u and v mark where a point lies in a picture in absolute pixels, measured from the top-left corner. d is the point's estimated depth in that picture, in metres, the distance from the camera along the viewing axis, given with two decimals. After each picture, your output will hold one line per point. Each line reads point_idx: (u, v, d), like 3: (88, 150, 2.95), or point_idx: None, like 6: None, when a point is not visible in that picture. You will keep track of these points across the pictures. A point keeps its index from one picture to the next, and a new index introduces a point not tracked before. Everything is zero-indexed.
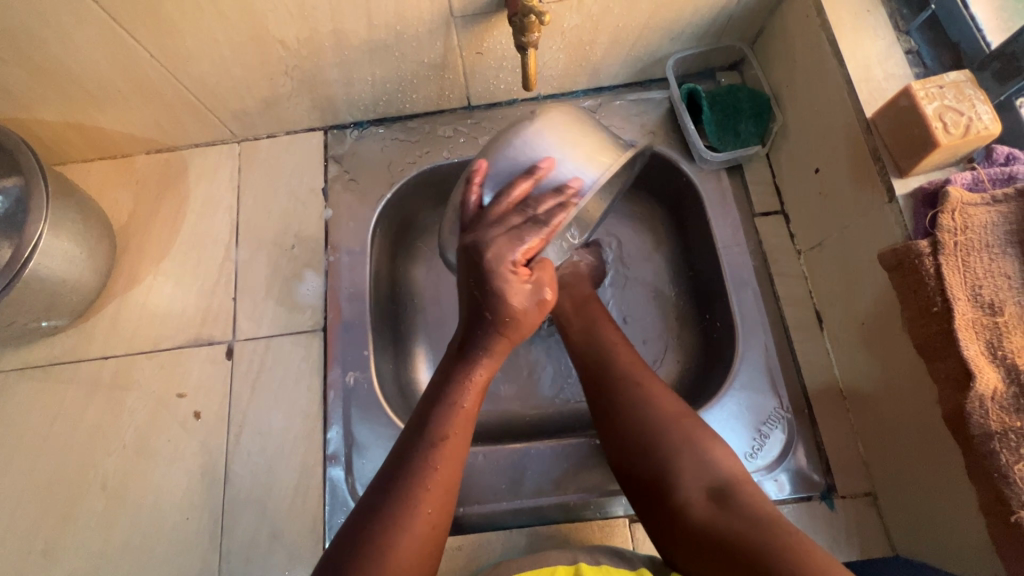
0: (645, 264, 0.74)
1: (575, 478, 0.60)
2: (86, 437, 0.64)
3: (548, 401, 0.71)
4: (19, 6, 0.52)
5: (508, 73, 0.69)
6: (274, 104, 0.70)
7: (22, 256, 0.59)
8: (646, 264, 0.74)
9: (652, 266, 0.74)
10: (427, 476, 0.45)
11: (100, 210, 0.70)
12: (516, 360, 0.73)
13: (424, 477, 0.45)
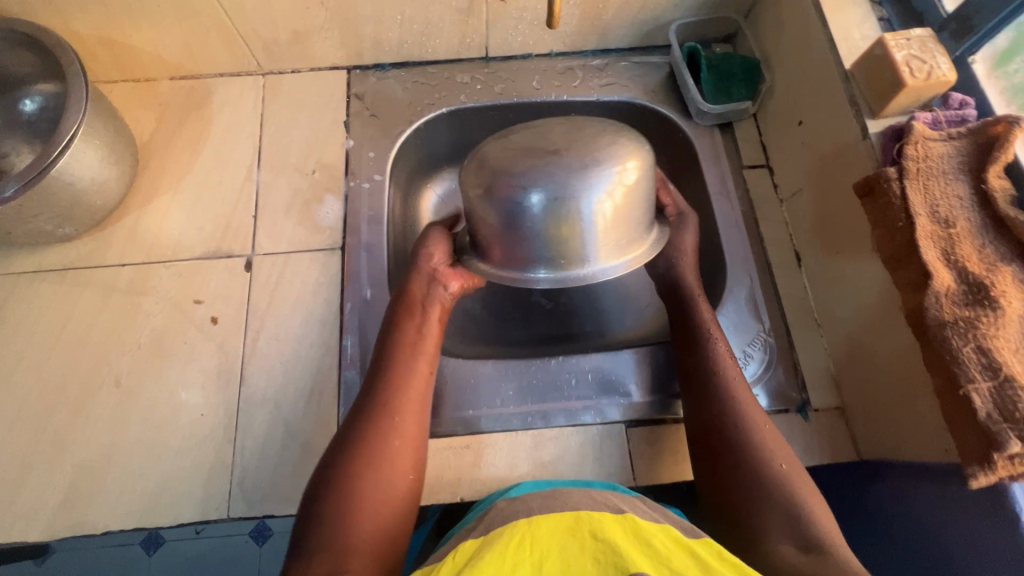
0: None
1: (580, 386, 0.65)
2: (100, 337, 0.65)
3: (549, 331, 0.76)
4: None
5: (527, 25, 0.76)
6: (305, 36, 0.74)
7: (55, 150, 0.60)
8: None
9: None
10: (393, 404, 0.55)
11: (126, 124, 0.72)
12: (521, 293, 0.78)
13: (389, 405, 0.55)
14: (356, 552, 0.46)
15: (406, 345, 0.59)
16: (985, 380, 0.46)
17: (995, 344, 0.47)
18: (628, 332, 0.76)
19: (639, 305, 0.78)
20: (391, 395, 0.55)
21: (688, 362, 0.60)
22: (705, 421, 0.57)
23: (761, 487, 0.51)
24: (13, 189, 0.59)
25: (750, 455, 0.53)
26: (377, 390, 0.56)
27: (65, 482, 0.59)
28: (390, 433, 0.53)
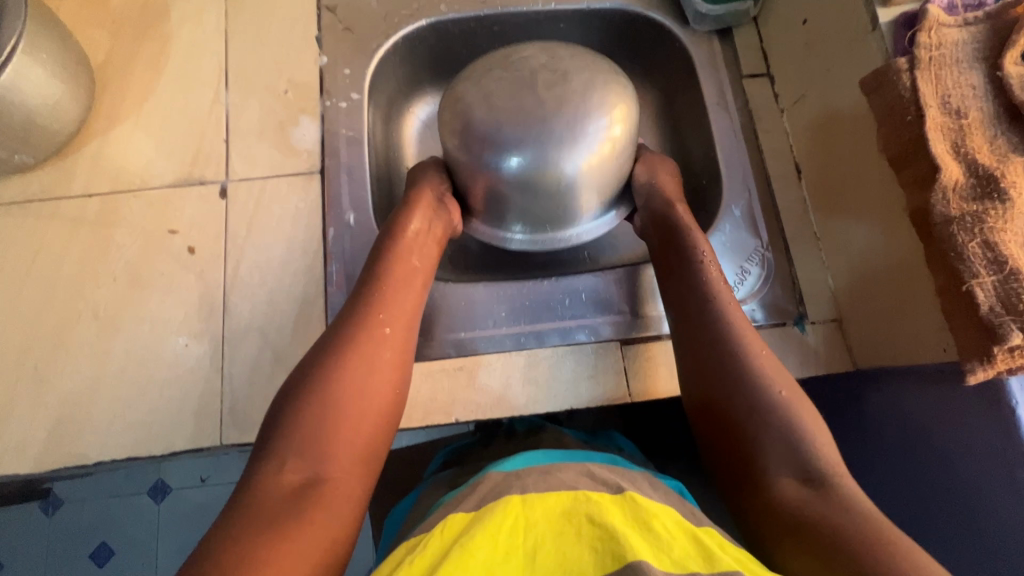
0: None
1: (574, 306, 0.64)
2: (74, 270, 0.63)
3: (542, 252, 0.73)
4: None
5: None
6: None
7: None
8: None
9: None
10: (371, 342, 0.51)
11: (77, 41, 0.66)
12: None
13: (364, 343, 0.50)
14: (338, 482, 0.44)
15: (388, 280, 0.54)
16: (989, 275, 0.45)
17: (1001, 237, 0.45)
18: (623, 252, 0.73)
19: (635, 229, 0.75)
20: (370, 317, 0.52)
21: (678, 281, 0.57)
22: (703, 343, 0.53)
23: (755, 406, 0.49)
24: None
25: (742, 369, 0.51)
26: (359, 308, 0.53)
27: (51, 416, 0.58)
28: (372, 364, 0.50)
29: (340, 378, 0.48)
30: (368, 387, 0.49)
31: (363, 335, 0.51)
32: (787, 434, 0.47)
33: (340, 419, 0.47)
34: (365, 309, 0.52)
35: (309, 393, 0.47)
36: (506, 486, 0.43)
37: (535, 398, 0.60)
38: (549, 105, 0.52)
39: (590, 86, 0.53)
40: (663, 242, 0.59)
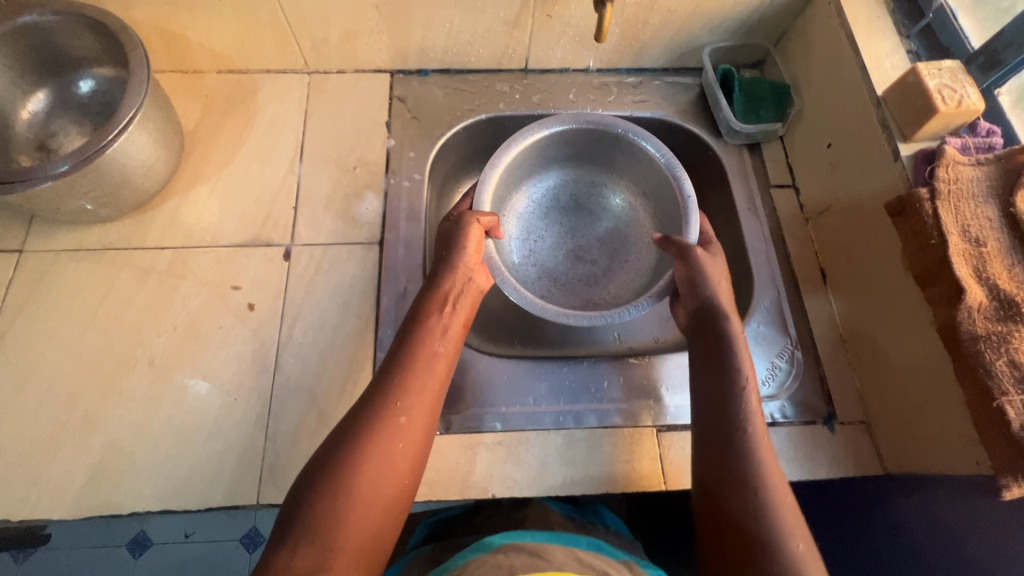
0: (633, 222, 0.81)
1: (611, 390, 0.66)
2: (137, 318, 0.66)
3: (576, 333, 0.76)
4: None
5: (568, 41, 0.79)
6: (355, 39, 0.76)
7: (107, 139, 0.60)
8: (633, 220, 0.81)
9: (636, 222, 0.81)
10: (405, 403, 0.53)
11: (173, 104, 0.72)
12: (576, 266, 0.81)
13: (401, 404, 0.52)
14: (342, 552, 0.45)
15: (424, 349, 0.57)
16: (1018, 393, 0.48)
17: None
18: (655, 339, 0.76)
19: (664, 316, 0.78)
20: (388, 398, 0.53)
21: (705, 373, 0.58)
22: (719, 430, 0.53)
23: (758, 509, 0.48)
24: (66, 166, 0.59)
25: (754, 468, 0.50)
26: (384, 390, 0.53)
27: (93, 461, 0.59)
28: (388, 427, 0.51)
29: (356, 465, 0.48)
30: (384, 469, 0.49)
31: (380, 419, 0.51)
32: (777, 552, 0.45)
33: (343, 502, 0.46)
34: (386, 391, 0.53)
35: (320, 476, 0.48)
36: (496, 565, 0.45)
37: (572, 479, 0.61)
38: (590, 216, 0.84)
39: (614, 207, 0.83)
40: (699, 329, 0.61)
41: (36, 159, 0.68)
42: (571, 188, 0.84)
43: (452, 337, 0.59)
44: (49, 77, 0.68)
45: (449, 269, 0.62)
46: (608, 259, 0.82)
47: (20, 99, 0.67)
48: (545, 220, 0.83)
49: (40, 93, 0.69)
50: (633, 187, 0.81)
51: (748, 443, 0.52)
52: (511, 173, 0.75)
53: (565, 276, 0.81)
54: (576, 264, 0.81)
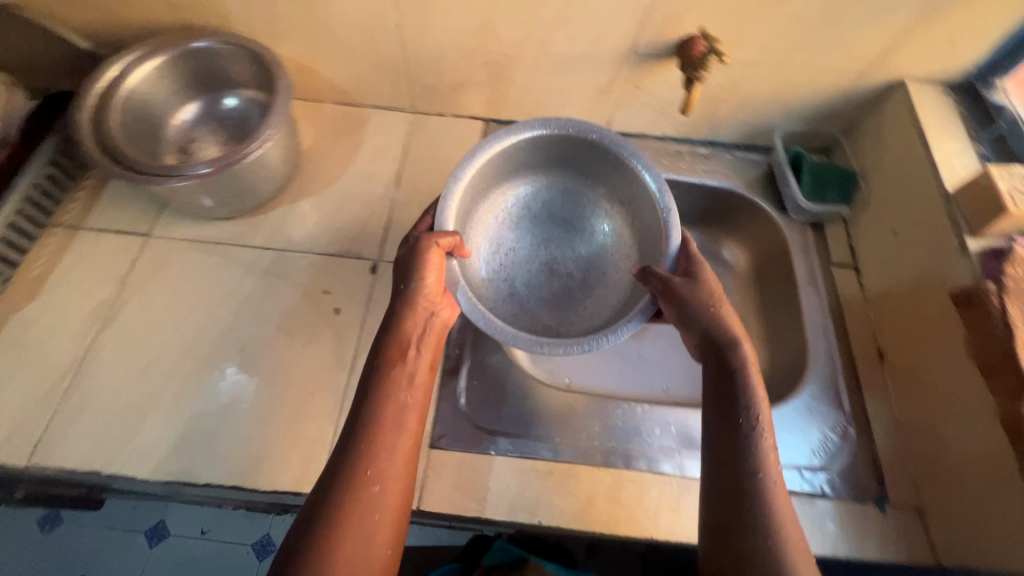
0: None
1: (663, 437, 0.68)
2: (237, 307, 0.73)
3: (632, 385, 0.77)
4: None
5: (650, 110, 0.87)
6: (460, 88, 0.86)
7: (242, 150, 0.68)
8: None
9: None
10: (375, 468, 0.50)
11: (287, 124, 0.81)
12: (546, 282, 0.77)
13: (372, 466, 0.50)
14: None
15: (394, 410, 0.54)
16: None
17: None
18: None
19: None
20: (355, 468, 0.50)
21: (716, 432, 0.54)
22: (729, 502, 0.50)
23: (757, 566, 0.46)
24: (205, 169, 0.66)
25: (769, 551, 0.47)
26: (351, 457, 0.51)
27: (178, 431, 0.64)
28: (364, 501, 0.49)
29: (337, 552, 0.46)
30: (368, 544, 0.47)
31: (352, 495, 0.49)
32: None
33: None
34: (351, 459, 0.51)
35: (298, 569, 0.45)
36: None
37: (618, 519, 0.62)
38: (569, 231, 0.80)
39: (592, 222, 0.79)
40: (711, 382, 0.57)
41: (176, 158, 0.79)
42: (547, 199, 0.80)
43: (418, 386, 0.56)
44: (205, 92, 0.81)
45: (411, 306, 0.59)
46: (585, 277, 0.77)
47: (177, 107, 0.79)
48: (517, 238, 0.79)
49: (194, 104, 0.81)
50: (613, 199, 0.77)
51: (754, 511, 0.49)
52: (484, 177, 0.73)
53: (537, 292, 0.76)
54: (550, 279, 0.77)
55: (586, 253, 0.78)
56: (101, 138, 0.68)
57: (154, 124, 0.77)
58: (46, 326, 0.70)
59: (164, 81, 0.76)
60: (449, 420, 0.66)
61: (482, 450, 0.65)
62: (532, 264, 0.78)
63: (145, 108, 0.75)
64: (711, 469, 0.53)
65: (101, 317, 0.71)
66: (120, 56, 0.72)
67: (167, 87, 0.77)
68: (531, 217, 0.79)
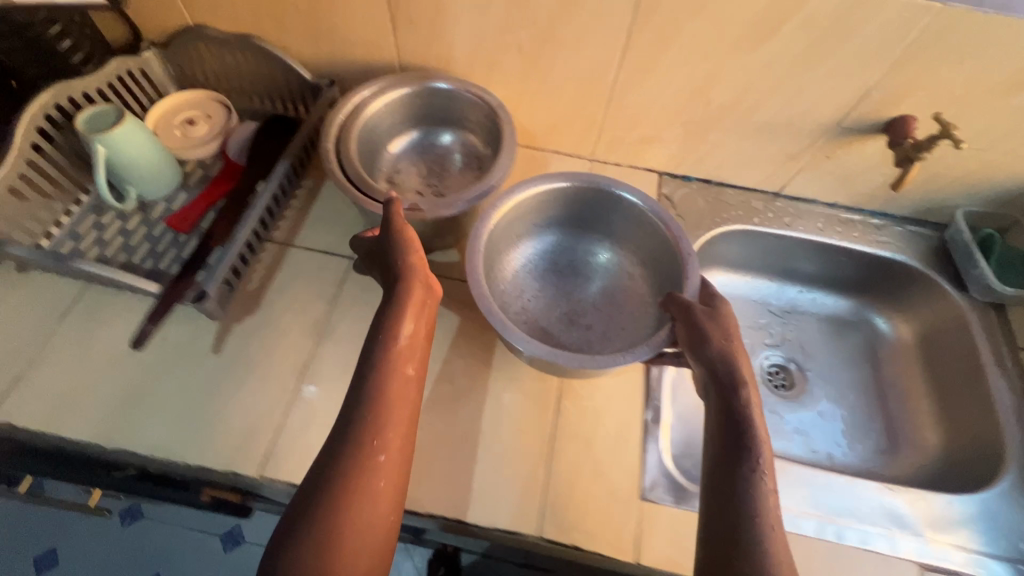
0: (823, 352, 0.96)
1: (868, 511, 0.68)
2: (443, 338, 0.76)
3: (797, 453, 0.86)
4: (570, 33, 0.74)
5: (831, 179, 0.89)
6: (648, 143, 0.89)
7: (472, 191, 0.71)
8: (824, 352, 0.96)
9: (829, 354, 0.96)
10: (381, 432, 0.52)
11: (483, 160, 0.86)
12: (569, 320, 0.81)
13: (378, 433, 0.52)
14: None
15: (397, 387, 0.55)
16: None
17: None
18: (875, 471, 0.84)
19: (878, 448, 0.87)
20: (368, 434, 0.51)
21: (716, 479, 0.55)
22: (726, 534, 0.50)
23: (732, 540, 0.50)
24: (417, 207, 0.71)
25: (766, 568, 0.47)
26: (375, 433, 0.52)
27: None
28: (375, 468, 0.50)
29: (330, 515, 0.47)
30: (377, 506, 0.49)
31: (357, 460, 0.50)
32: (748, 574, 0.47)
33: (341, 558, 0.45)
34: (358, 425, 0.52)
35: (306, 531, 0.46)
36: None
37: None
38: (569, 269, 0.87)
39: (613, 270, 0.86)
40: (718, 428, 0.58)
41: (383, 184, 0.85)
42: (557, 242, 0.88)
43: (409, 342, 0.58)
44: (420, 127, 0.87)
45: (408, 281, 0.61)
46: (603, 316, 0.82)
47: (393, 137, 0.86)
48: (529, 269, 0.86)
49: (408, 135, 0.88)
50: (632, 250, 0.84)
51: (752, 545, 0.49)
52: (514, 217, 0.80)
53: (553, 327, 0.81)
54: (575, 320, 0.82)
55: (609, 296, 0.84)
56: (340, 158, 0.73)
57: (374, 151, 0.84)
58: (267, 338, 0.73)
59: (391, 113, 0.83)
60: (658, 473, 0.67)
61: (692, 507, 0.66)
62: (538, 295, 0.84)
63: (373, 135, 0.82)
64: (709, 508, 0.53)
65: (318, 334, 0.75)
66: (365, 87, 0.79)
67: (392, 119, 0.84)
68: (539, 257, 0.87)
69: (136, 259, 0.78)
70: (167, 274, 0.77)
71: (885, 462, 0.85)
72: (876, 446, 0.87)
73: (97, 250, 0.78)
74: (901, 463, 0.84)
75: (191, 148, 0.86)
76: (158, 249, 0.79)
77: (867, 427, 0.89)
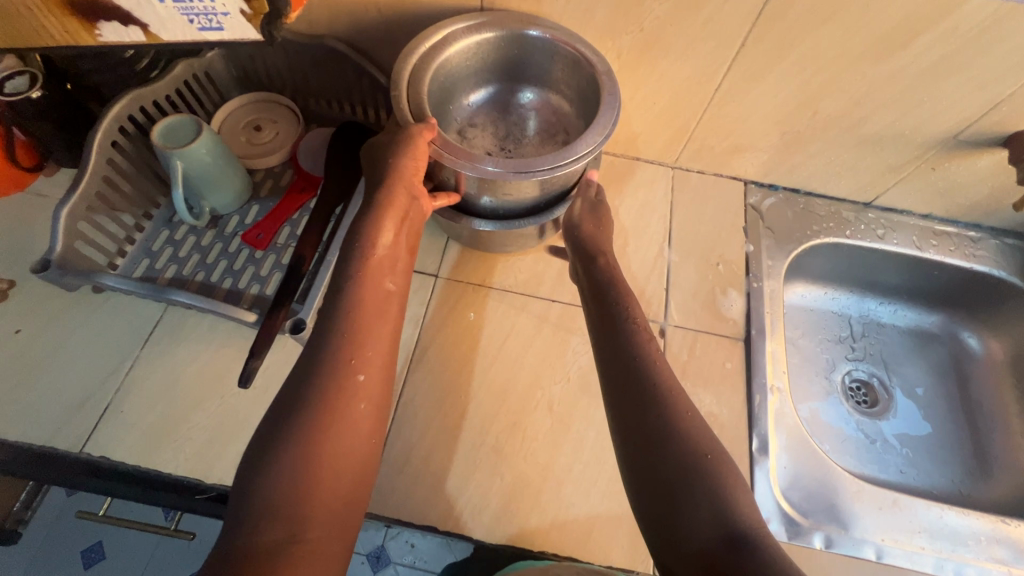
0: (907, 367, 0.92)
1: (983, 548, 0.67)
2: (536, 362, 0.74)
3: (889, 480, 0.82)
4: (679, 43, 0.69)
5: (930, 191, 0.85)
6: (738, 152, 0.85)
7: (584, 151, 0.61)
8: (908, 367, 0.92)
9: (913, 367, 0.92)
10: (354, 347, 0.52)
11: (566, 112, 0.78)
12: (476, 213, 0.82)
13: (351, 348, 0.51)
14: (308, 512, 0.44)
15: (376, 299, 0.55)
16: None
17: None
18: (971, 498, 0.81)
19: (970, 471, 0.84)
20: (351, 349, 0.51)
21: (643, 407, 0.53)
22: (656, 458, 0.50)
23: (686, 468, 0.48)
24: (491, 167, 0.61)
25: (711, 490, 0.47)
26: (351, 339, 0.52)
27: (504, 489, 0.65)
28: (349, 380, 0.50)
29: (320, 434, 0.47)
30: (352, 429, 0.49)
31: (340, 378, 0.50)
32: (712, 498, 0.46)
33: (321, 468, 0.46)
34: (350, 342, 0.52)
35: (286, 442, 0.46)
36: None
37: None
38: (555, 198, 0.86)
39: None
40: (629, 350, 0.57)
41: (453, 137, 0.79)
42: None
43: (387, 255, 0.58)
44: (498, 81, 0.79)
45: (391, 186, 0.59)
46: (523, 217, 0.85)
47: (474, 88, 0.78)
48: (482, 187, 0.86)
49: (489, 88, 0.79)
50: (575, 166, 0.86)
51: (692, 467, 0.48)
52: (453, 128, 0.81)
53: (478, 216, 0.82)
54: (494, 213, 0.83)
55: None
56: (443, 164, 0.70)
57: (449, 98, 0.76)
58: None
59: (478, 55, 0.72)
60: (772, 508, 0.66)
61: (807, 542, 0.65)
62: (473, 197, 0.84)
63: (452, 79, 0.73)
64: (637, 439, 0.52)
65: (410, 358, 0.73)
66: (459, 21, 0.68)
67: (476, 61, 0.73)
68: None
69: (213, 277, 0.74)
70: (245, 294, 0.73)
71: (976, 485, 0.82)
72: (970, 468, 0.84)
73: (173, 268, 0.74)
74: (993, 487, 0.82)
75: (257, 155, 0.81)
76: (234, 267, 0.75)
77: (960, 449, 0.85)
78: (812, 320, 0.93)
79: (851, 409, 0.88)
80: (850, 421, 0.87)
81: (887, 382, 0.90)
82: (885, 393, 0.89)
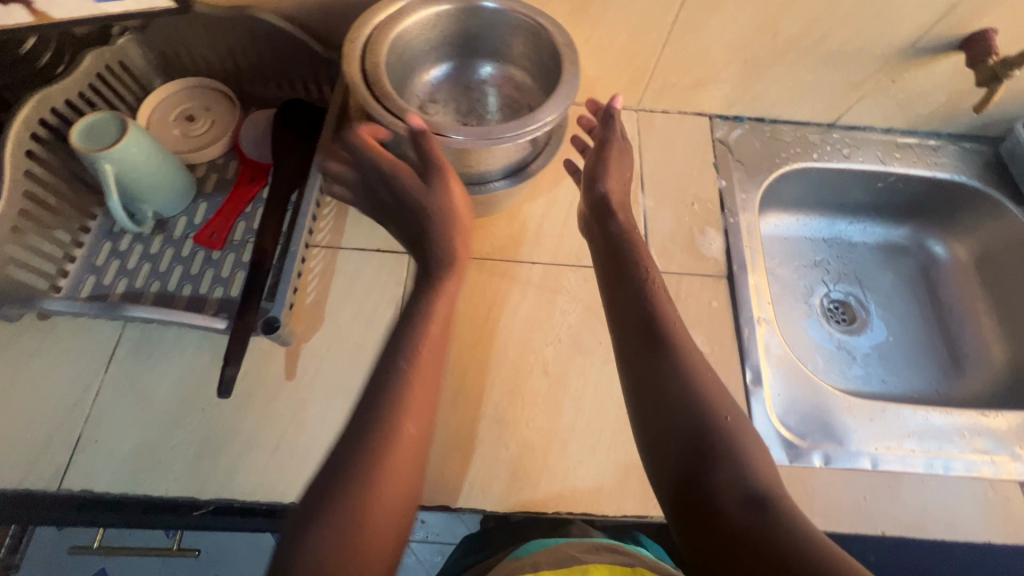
0: (880, 282, 0.95)
1: (966, 441, 0.70)
2: (525, 327, 0.72)
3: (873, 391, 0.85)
4: None
5: (891, 104, 0.85)
6: (702, 86, 0.83)
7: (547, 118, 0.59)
8: (881, 281, 0.95)
9: (885, 280, 0.95)
10: None
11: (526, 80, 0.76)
12: None
13: None
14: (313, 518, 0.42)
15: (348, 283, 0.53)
16: None
17: None
18: (950, 397, 0.85)
19: (947, 372, 0.87)
20: None
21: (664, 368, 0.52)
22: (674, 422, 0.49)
23: (703, 433, 0.48)
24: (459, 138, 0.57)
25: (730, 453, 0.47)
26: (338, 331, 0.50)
27: (510, 458, 0.64)
28: None
29: None
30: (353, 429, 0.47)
31: None
32: (729, 462, 0.46)
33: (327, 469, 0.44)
34: None
35: None
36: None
37: (954, 522, 0.64)
38: None
39: None
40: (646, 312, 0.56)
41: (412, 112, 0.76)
42: None
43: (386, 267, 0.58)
44: (457, 57, 0.76)
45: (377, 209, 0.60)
46: None
47: (430, 64, 0.75)
48: None
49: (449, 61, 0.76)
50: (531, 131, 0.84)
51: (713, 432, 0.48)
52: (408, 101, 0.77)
53: None
54: None
55: None
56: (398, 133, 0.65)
57: (404, 73, 0.73)
58: (343, 354, 0.68)
59: (434, 29, 0.70)
60: (771, 435, 0.67)
61: (809, 463, 0.66)
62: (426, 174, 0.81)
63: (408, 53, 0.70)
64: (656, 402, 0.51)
65: None
66: None
67: (434, 35, 0.71)
68: None
69: (171, 286, 0.69)
70: (209, 299, 0.68)
71: (953, 385, 0.86)
72: (946, 369, 0.87)
73: (124, 281, 0.69)
74: (969, 384, 0.86)
75: (197, 147, 0.75)
76: (191, 271, 0.69)
77: (936, 353, 0.89)
78: (787, 248, 0.94)
79: (832, 329, 0.90)
80: (832, 341, 0.89)
81: (863, 300, 0.93)
82: (860, 310, 0.92)
